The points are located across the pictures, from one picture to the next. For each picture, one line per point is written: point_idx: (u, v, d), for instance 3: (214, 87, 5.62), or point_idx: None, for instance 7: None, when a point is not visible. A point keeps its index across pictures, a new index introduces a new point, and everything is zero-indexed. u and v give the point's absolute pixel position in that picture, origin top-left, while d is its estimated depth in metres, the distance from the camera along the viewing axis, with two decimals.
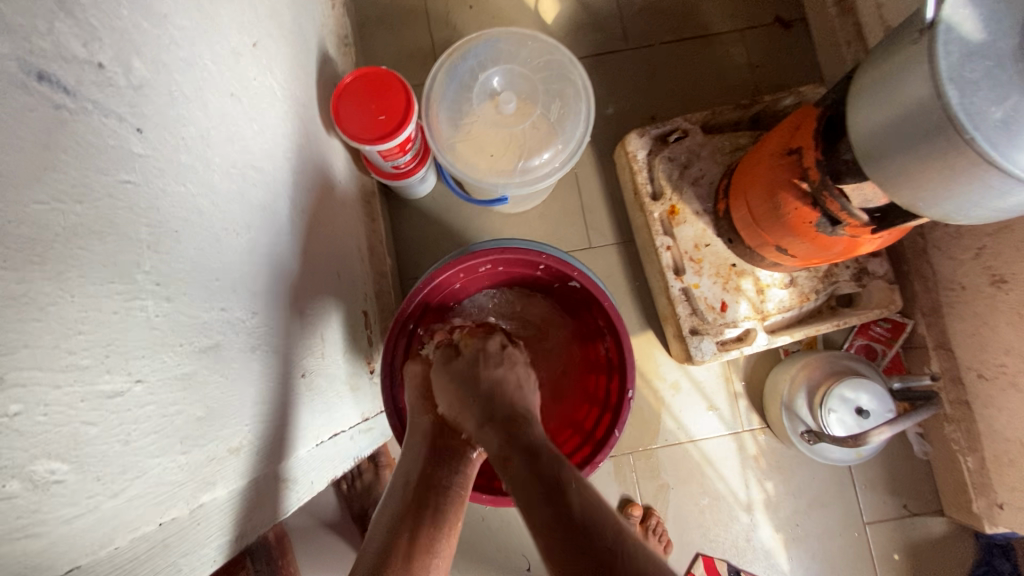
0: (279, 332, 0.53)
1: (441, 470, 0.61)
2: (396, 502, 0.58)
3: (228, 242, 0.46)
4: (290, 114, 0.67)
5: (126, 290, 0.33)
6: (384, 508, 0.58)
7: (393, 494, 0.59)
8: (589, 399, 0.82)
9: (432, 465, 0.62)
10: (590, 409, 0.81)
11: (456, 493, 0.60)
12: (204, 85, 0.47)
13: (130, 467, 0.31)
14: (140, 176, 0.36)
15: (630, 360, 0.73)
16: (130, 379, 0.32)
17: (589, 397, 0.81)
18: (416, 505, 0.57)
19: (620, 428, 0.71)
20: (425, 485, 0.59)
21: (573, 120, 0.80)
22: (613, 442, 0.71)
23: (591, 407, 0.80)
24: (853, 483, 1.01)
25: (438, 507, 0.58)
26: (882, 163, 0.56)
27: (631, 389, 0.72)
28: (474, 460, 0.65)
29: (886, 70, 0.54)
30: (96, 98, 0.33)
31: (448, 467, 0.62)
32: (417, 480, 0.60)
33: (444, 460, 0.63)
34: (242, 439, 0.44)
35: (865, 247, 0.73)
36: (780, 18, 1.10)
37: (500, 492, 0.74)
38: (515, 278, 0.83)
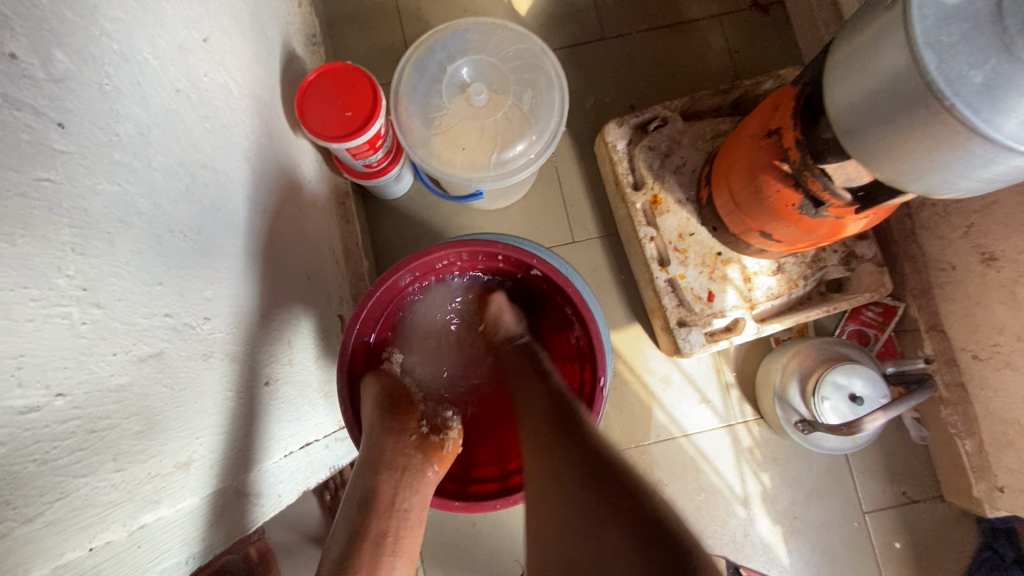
0: (237, 338, 0.51)
1: (397, 491, 0.60)
2: (350, 523, 0.57)
3: (174, 245, 0.44)
4: (249, 113, 0.64)
5: (43, 296, 0.30)
6: (336, 533, 0.57)
7: (346, 511, 0.59)
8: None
9: (392, 481, 0.60)
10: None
11: (411, 512, 0.60)
12: (144, 81, 0.44)
13: (48, 488, 0.29)
14: (62, 174, 0.34)
15: (602, 350, 0.70)
16: (49, 393, 0.29)
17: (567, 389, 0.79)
18: (374, 531, 0.57)
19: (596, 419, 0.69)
20: (379, 508, 0.58)
21: (546, 110, 0.78)
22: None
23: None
24: (851, 472, 0.99)
25: (395, 531, 0.58)
26: (862, 139, 0.54)
27: (603, 378, 0.69)
28: (429, 477, 0.64)
29: (860, 42, 0.52)
30: (7, 91, 0.31)
31: (406, 483, 0.61)
32: (374, 499, 0.59)
33: (400, 477, 0.61)
34: (193, 453, 0.41)
35: (850, 228, 0.70)
36: (757, 2, 1.08)
37: (475, 496, 0.70)
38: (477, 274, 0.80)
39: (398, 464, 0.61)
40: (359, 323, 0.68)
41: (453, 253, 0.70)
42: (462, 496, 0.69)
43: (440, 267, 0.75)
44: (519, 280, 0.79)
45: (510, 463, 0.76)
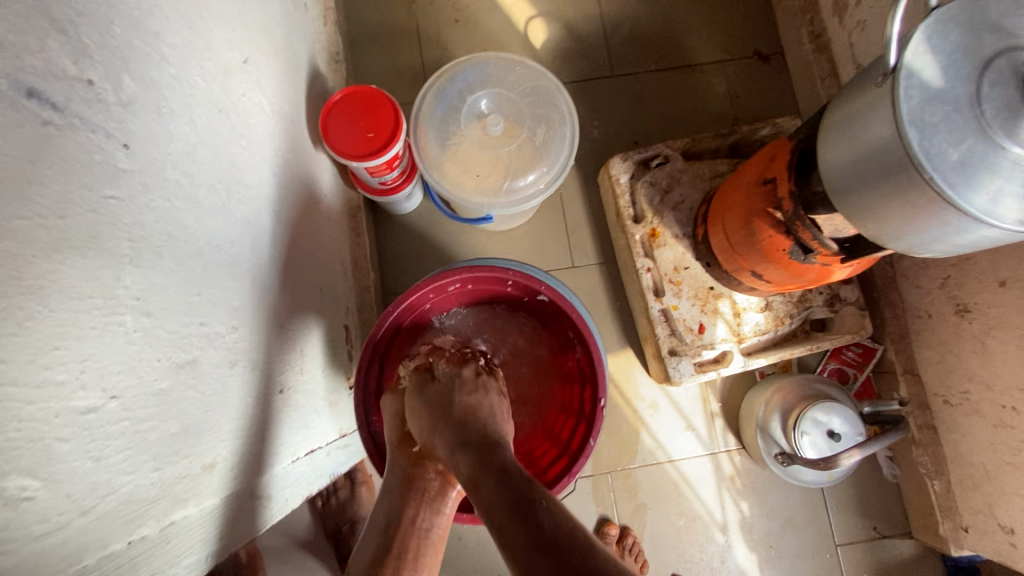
0: (258, 348, 0.53)
1: (420, 509, 0.59)
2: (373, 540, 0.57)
3: (211, 257, 0.47)
4: (278, 131, 0.68)
5: (106, 305, 0.33)
6: (362, 548, 0.58)
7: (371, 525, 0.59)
8: (564, 410, 0.82)
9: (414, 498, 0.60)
10: (565, 421, 0.81)
11: (433, 530, 0.59)
12: (192, 102, 0.47)
13: (101, 484, 0.31)
14: (125, 191, 0.37)
15: (602, 372, 0.73)
16: (105, 395, 0.32)
17: (566, 408, 0.82)
18: (396, 546, 0.56)
19: (595, 438, 0.71)
20: (401, 524, 0.58)
21: (557, 144, 0.82)
22: (589, 453, 0.71)
23: (566, 418, 0.81)
24: (826, 506, 1.03)
25: (417, 547, 0.57)
26: (851, 197, 0.59)
27: (604, 398, 0.72)
28: (450, 495, 0.62)
29: (853, 111, 0.57)
30: (85, 115, 0.34)
31: (426, 500, 0.60)
32: (397, 519, 0.58)
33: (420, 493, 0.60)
34: (217, 455, 0.44)
35: (835, 275, 0.75)
36: (759, 51, 1.14)
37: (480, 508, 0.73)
38: (487, 297, 0.83)
39: (415, 484, 0.61)
40: (376, 342, 0.72)
41: (465, 277, 0.73)
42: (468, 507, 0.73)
43: (451, 289, 0.78)
44: (527, 304, 0.82)
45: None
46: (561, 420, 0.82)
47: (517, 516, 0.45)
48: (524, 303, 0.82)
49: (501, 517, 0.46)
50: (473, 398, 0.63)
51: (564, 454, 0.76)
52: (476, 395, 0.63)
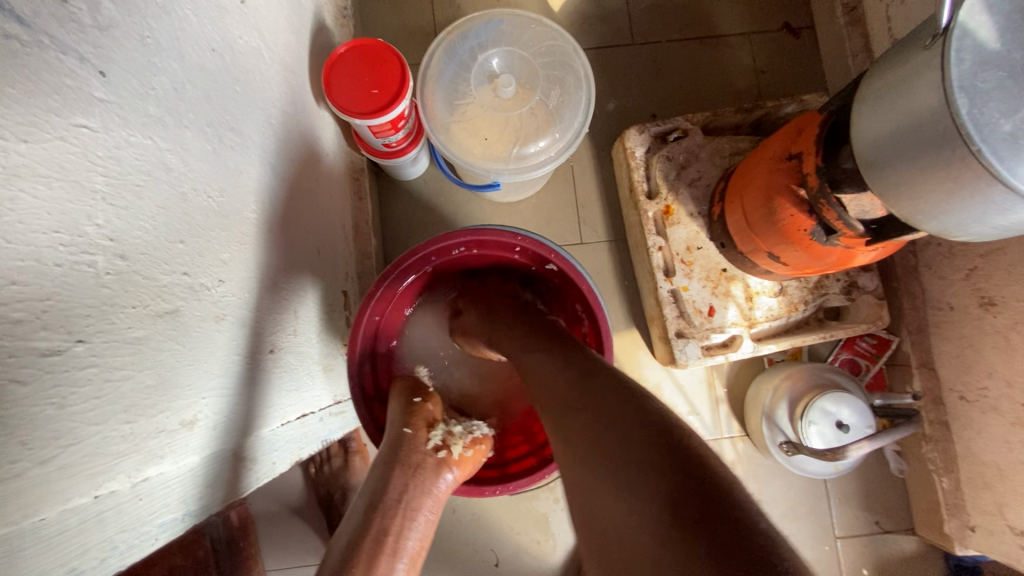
0: (248, 304, 0.51)
1: (405, 489, 0.59)
2: (354, 522, 0.55)
3: (198, 204, 0.44)
4: (278, 81, 0.64)
5: (73, 243, 0.30)
6: (348, 523, 0.55)
7: (352, 514, 0.56)
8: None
9: (401, 474, 0.60)
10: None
11: (419, 514, 0.58)
12: (183, 36, 0.44)
13: (64, 433, 0.29)
14: (100, 122, 0.34)
15: (609, 346, 0.71)
16: (71, 339, 0.30)
17: None
18: (376, 527, 0.54)
19: None
20: (385, 504, 0.56)
21: (572, 109, 0.78)
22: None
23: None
24: (828, 498, 1.01)
25: (399, 530, 0.55)
26: (884, 172, 0.55)
27: None
28: (442, 481, 0.63)
29: (893, 78, 0.52)
30: (55, 33, 0.30)
31: (418, 478, 0.60)
32: (380, 498, 0.57)
33: (409, 471, 0.60)
34: (199, 412, 0.42)
35: (858, 259, 0.72)
36: (789, 24, 1.08)
37: (475, 482, 0.72)
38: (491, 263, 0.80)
39: (408, 460, 0.62)
40: (374, 303, 0.70)
41: (470, 240, 0.70)
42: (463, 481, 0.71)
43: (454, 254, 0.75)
44: (532, 273, 0.79)
45: (506, 451, 0.78)
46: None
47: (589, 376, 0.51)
48: (530, 273, 0.79)
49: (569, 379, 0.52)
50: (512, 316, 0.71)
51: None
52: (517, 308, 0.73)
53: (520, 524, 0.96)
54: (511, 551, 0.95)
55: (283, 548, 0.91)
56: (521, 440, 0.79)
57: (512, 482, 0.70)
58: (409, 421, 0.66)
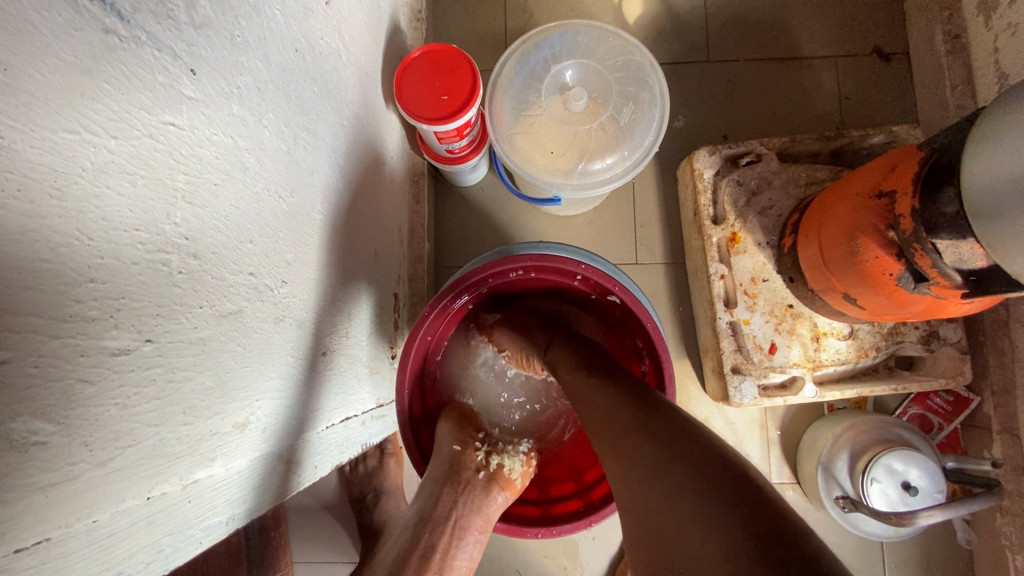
0: (308, 307, 0.51)
1: (455, 504, 0.59)
2: (402, 538, 0.56)
3: (270, 204, 0.44)
4: (352, 81, 0.64)
5: (151, 241, 0.30)
6: (394, 543, 0.56)
7: (403, 525, 0.58)
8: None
9: (448, 488, 0.61)
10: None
11: (466, 534, 0.58)
12: (270, 35, 0.44)
13: (123, 434, 0.28)
14: (186, 120, 0.33)
15: (671, 392, 0.67)
16: (139, 338, 0.29)
17: None
18: (422, 545, 0.55)
19: None
20: (433, 521, 0.57)
21: (643, 128, 0.75)
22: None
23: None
24: (881, 561, 0.94)
25: (446, 549, 0.56)
26: (999, 223, 0.49)
27: None
28: (492, 503, 0.62)
29: (1020, 119, 0.47)
30: (153, 30, 0.31)
31: (471, 497, 0.61)
32: (430, 514, 0.58)
33: (459, 490, 0.61)
34: (252, 415, 0.41)
35: (950, 310, 0.65)
36: (880, 50, 1.01)
37: (517, 517, 0.69)
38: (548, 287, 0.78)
39: (461, 477, 0.62)
40: (427, 324, 0.68)
41: (530, 265, 0.68)
42: (503, 516, 0.69)
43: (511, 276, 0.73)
44: (589, 300, 0.77)
45: (551, 488, 0.76)
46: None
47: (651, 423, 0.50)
48: (588, 301, 0.77)
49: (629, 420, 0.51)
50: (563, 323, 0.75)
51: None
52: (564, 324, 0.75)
53: (547, 547, 0.93)
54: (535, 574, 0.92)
55: (313, 542, 0.92)
56: (566, 477, 0.77)
57: (558, 526, 0.67)
58: (459, 439, 0.67)
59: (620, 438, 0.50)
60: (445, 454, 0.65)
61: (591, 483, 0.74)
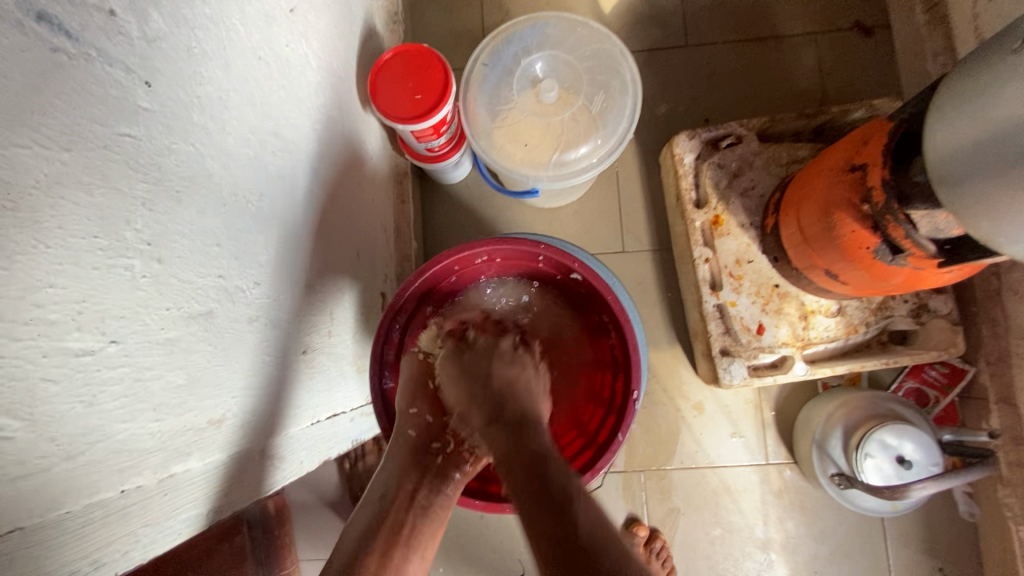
0: (282, 306, 0.52)
1: (417, 485, 0.62)
2: (369, 515, 0.59)
3: (237, 209, 0.45)
4: (323, 85, 0.66)
5: (111, 247, 0.32)
6: (361, 513, 0.60)
7: (368, 503, 0.61)
8: (593, 398, 0.77)
9: (412, 467, 0.63)
10: (594, 410, 0.76)
11: (431, 510, 0.61)
12: (229, 45, 0.45)
13: (91, 429, 0.30)
14: (143, 130, 0.35)
15: (637, 361, 0.68)
16: (103, 339, 0.31)
17: (594, 398, 0.78)
18: (389, 524, 0.58)
19: (624, 432, 0.67)
20: (398, 500, 0.60)
21: (616, 115, 0.75)
22: (616, 448, 0.66)
23: (595, 407, 0.77)
24: (883, 538, 0.93)
25: (411, 526, 0.59)
26: (962, 190, 0.49)
27: (637, 391, 0.67)
28: (454, 480, 0.65)
29: (978, 84, 0.47)
30: (102, 46, 0.32)
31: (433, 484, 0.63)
32: (393, 493, 0.61)
33: (424, 471, 0.63)
34: (227, 410, 0.43)
35: (929, 281, 0.65)
36: (861, 23, 1.01)
37: (496, 496, 0.69)
38: (518, 271, 0.79)
39: (422, 464, 0.64)
40: (394, 314, 0.68)
41: (492, 249, 0.69)
42: (481, 495, 0.69)
43: (478, 263, 0.74)
44: (558, 282, 0.78)
45: None
46: (589, 410, 0.77)
47: (542, 501, 0.53)
48: (556, 281, 0.77)
49: (540, 516, 0.52)
50: (513, 369, 0.68)
51: (591, 446, 0.73)
52: (514, 368, 0.68)
53: None
54: (537, 563, 0.94)
55: (316, 538, 0.94)
56: None
57: None
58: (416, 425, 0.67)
59: (536, 532, 0.52)
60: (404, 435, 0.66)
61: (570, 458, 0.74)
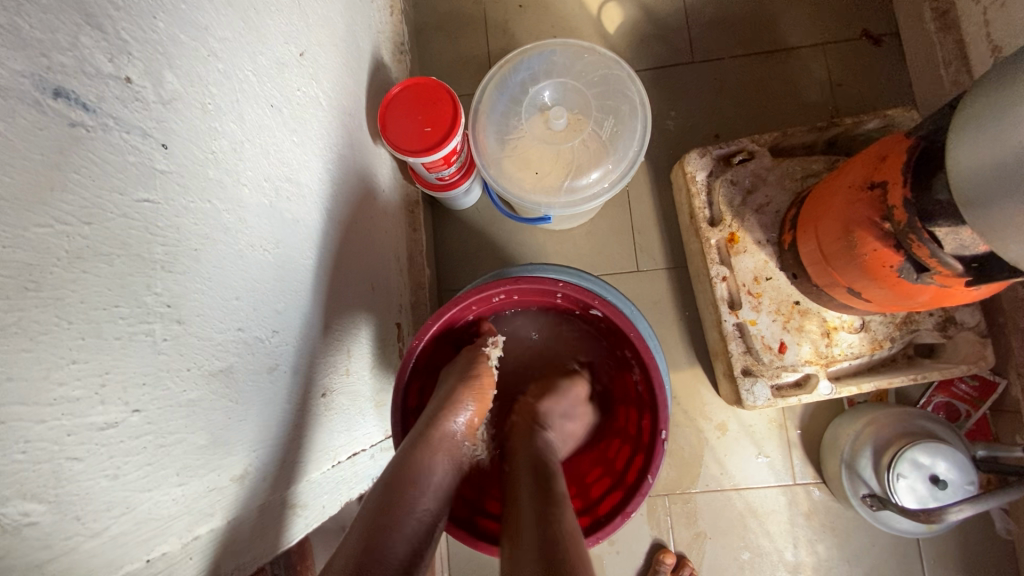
0: (301, 351, 0.52)
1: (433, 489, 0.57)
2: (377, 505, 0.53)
3: (254, 259, 0.45)
4: (334, 124, 0.66)
5: (132, 314, 0.32)
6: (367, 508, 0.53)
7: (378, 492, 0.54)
8: (621, 433, 0.76)
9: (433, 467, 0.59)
10: (622, 446, 0.75)
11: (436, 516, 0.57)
12: (243, 97, 0.46)
13: (116, 502, 0.30)
14: (161, 194, 0.35)
15: (664, 401, 0.67)
16: (127, 409, 0.31)
17: (622, 432, 0.76)
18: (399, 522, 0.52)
19: (653, 475, 0.65)
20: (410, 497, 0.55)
21: (627, 139, 0.75)
22: (647, 491, 0.65)
23: (622, 444, 0.75)
24: (919, 559, 0.90)
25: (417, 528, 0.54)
26: (990, 211, 0.48)
27: (665, 430, 0.66)
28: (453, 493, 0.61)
29: (1000, 104, 0.46)
30: (120, 114, 0.32)
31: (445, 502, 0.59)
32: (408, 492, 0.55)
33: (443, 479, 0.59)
34: (249, 465, 0.43)
35: (958, 298, 0.63)
36: (869, 32, 1.00)
37: None
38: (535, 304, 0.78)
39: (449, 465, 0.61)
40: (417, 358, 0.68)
41: (509, 289, 0.69)
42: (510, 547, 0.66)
43: (495, 301, 0.74)
44: (577, 315, 0.77)
45: None
46: (617, 447, 0.76)
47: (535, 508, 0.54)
48: (576, 314, 0.77)
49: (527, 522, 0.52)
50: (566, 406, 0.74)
51: (619, 486, 0.71)
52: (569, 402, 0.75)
53: None
54: None
55: None
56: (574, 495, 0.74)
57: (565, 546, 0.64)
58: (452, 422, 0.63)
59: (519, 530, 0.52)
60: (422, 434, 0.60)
61: (597, 499, 0.72)
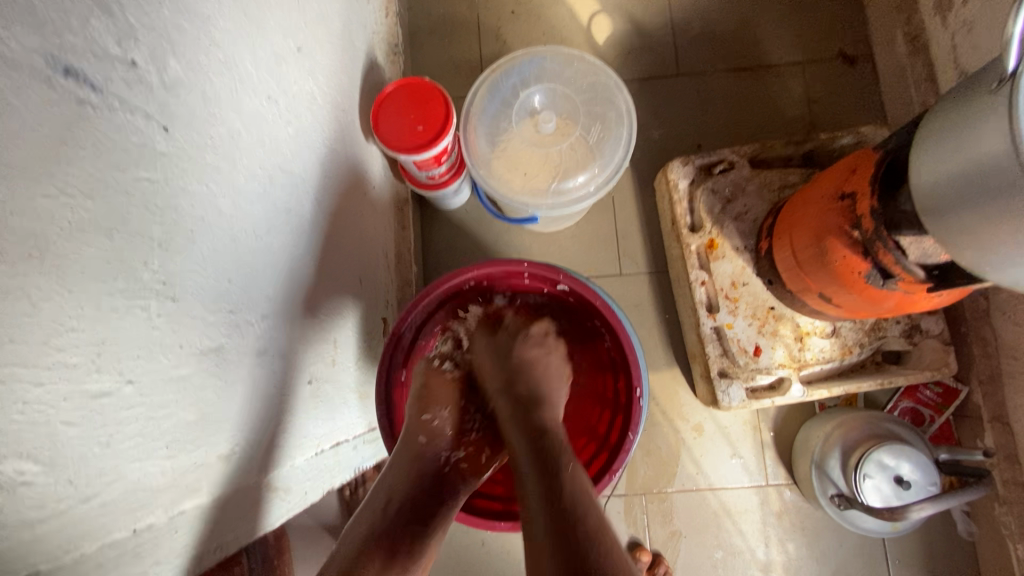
0: (287, 337, 0.53)
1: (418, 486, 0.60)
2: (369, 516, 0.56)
3: (247, 245, 0.46)
4: (328, 119, 0.68)
5: (129, 289, 0.33)
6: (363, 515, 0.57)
7: (370, 500, 0.58)
8: (600, 404, 0.78)
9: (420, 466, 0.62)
10: (603, 415, 0.77)
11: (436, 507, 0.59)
12: (241, 87, 0.47)
13: (107, 470, 0.31)
14: (160, 174, 0.36)
15: (635, 361, 0.69)
16: (121, 380, 0.32)
17: (601, 403, 0.78)
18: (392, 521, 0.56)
19: (633, 432, 0.68)
20: (403, 497, 0.58)
21: (613, 145, 0.78)
22: (629, 448, 0.67)
23: (602, 412, 0.78)
24: (884, 558, 0.93)
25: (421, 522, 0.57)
26: (948, 219, 0.51)
27: (639, 389, 0.68)
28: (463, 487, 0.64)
29: (958, 120, 0.49)
30: (124, 96, 0.33)
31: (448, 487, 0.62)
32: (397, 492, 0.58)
33: (425, 473, 0.61)
34: (234, 445, 0.44)
35: (920, 304, 0.67)
36: (845, 53, 1.04)
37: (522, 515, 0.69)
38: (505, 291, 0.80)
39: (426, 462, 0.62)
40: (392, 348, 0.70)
41: (478, 274, 0.71)
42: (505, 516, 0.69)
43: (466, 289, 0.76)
44: (546, 296, 0.79)
45: None
46: (600, 416, 0.78)
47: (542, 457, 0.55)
48: (545, 296, 0.79)
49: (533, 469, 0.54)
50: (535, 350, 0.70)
51: (604, 448, 0.73)
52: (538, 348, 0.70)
53: None
54: None
55: None
56: None
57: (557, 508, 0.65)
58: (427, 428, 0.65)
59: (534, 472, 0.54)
60: (411, 432, 0.65)
61: (585, 464, 0.74)
